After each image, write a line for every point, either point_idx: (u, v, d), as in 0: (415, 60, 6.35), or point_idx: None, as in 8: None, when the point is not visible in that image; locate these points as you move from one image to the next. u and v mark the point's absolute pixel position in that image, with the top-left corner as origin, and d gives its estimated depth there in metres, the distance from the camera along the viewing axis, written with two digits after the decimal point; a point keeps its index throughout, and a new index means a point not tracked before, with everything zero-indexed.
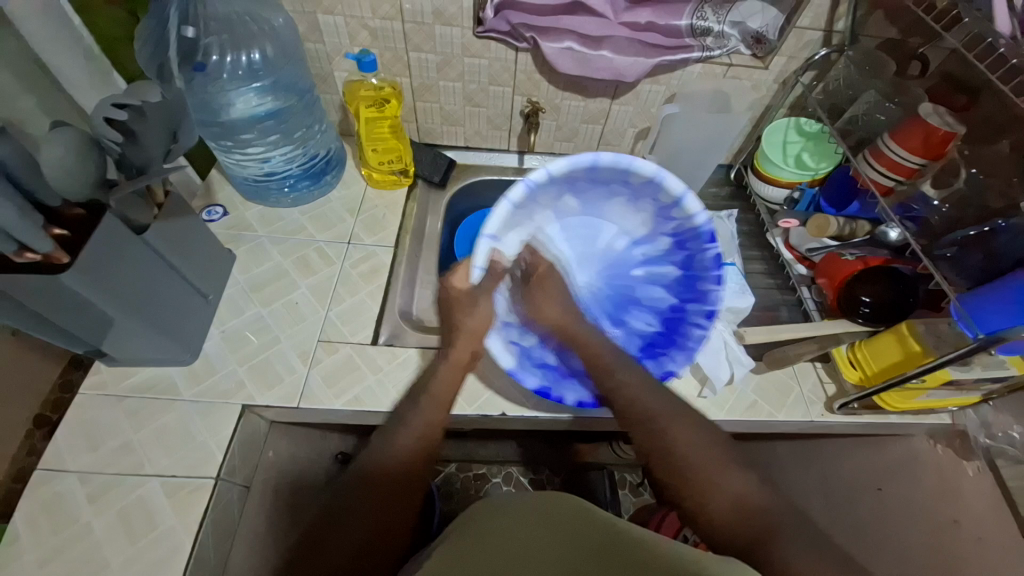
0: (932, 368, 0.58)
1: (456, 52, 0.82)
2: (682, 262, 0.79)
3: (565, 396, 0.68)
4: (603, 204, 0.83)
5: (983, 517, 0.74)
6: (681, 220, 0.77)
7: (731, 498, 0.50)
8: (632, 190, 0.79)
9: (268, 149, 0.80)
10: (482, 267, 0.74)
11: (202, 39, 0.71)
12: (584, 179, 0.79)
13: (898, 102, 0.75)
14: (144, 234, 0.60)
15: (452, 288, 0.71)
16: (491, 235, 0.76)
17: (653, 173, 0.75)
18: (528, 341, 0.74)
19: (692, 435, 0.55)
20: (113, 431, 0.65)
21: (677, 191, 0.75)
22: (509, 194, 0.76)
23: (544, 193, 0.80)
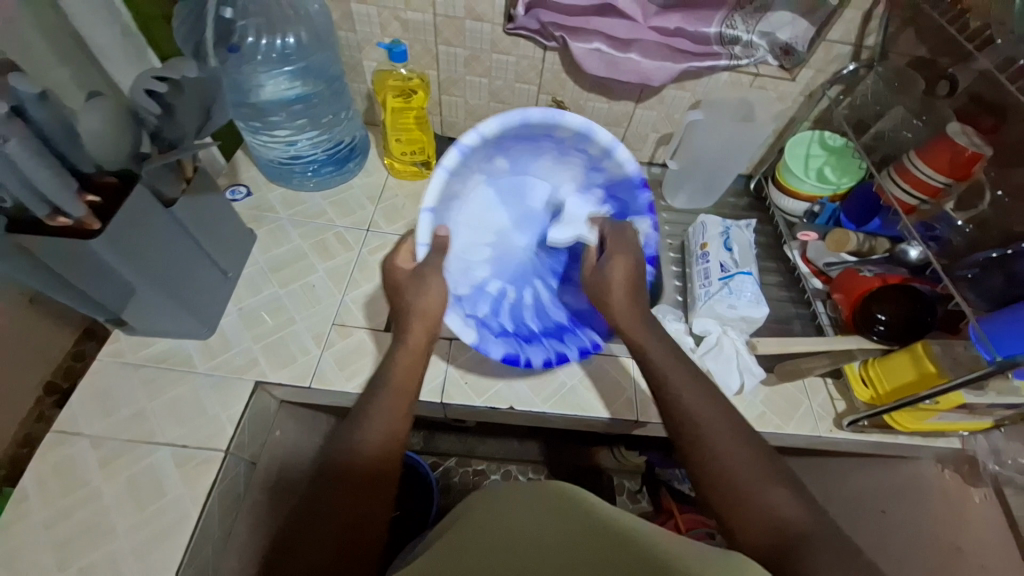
0: (944, 390, 0.58)
1: (484, 48, 0.83)
2: (613, 213, 0.77)
3: (533, 358, 0.67)
4: (527, 160, 0.77)
5: (990, 546, 0.72)
6: (611, 171, 0.74)
7: (766, 509, 0.46)
8: (559, 144, 0.73)
9: (294, 133, 0.81)
10: (428, 245, 0.67)
11: (238, 21, 0.73)
12: (513, 138, 0.71)
13: (926, 120, 0.76)
14: (173, 207, 0.62)
15: (395, 269, 0.66)
16: (431, 210, 0.67)
17: (583, 125, 0.69)
18: (481, 311, 0.72)
19: (726, 440, 0.51)
20: (128, 398, 0.66)
21: (606, 141, 0.70)
22: (443, 161, 0.67)
23: (474, 158, 0.71)
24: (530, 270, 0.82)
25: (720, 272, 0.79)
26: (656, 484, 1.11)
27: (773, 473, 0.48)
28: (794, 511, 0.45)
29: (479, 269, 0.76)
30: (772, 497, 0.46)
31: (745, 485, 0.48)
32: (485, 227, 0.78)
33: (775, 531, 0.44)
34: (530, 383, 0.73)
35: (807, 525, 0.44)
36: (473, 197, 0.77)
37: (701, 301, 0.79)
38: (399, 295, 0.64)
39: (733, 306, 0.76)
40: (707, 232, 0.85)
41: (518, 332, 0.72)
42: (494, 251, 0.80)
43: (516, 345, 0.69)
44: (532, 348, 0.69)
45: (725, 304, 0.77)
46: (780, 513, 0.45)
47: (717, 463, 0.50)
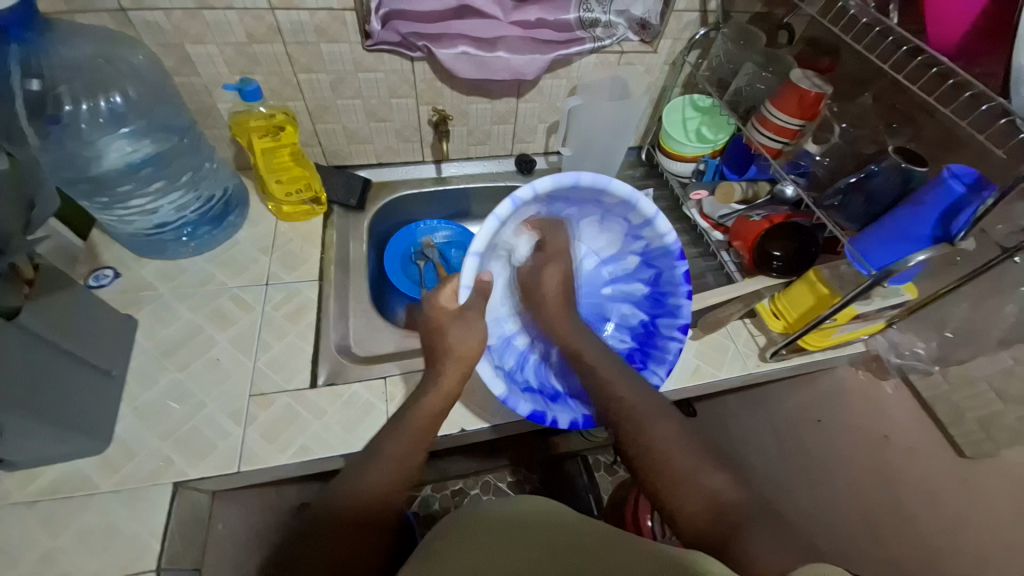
0: (841, 307, 0.64)
1: (348, 69, 0.78)
2: (649, 280, 0.75)
3: (559, 418, 0.65)
4: (569, 224, 0.75)
5: (908, 426, 0.80)
6: (650, 239, 0.70)
7: (707, 495, 0.52)
8: (604, 207, 0.69)
9: (154, 199, 0.73)
10: (471, 288, 0.64)
11: (51, 89, 0.62)
12: (562, 196, 0.66)
13: (773, 71, 0.81)
14: (18, 318, 0.52)
15: (439, 308, 0.67)
16: (477, 254, 0.62)
17: (629, 194, 0.65)
18: (507, 364, 0.70)
19: (668, 431, 0.58)
20: (23, 545, 0.56)
21: (650, 210, 0.66)
22: (495, 208, 0.61)
23: (530, 218, 0.71)
24: (564, 328, 0.79)
25: None
26: None
27: (700, 455, 0.56)
28: (721, 485, 0.53)
29: (510, 323, 0.76)
30: (706, 479, 0.53)
31: (681, 467, 0.54)
32: (518, 283, 0.78)
33: (709, 506, 0.51)
34: (476, 400, 0.71)
35: (732, 495, 0.52)
36: (524, 248, 0.77)
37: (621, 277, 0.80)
38: (443, 334, 0.66)
39: None
40: None
41: (543, 390, 0.69)
42: (525, 309, 0.78)
43: (542, 403, 0.66)
44: (557, 407, 0.66)
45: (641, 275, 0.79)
46: (708, 487, 0.53)
47: (661, 452, 0.56)
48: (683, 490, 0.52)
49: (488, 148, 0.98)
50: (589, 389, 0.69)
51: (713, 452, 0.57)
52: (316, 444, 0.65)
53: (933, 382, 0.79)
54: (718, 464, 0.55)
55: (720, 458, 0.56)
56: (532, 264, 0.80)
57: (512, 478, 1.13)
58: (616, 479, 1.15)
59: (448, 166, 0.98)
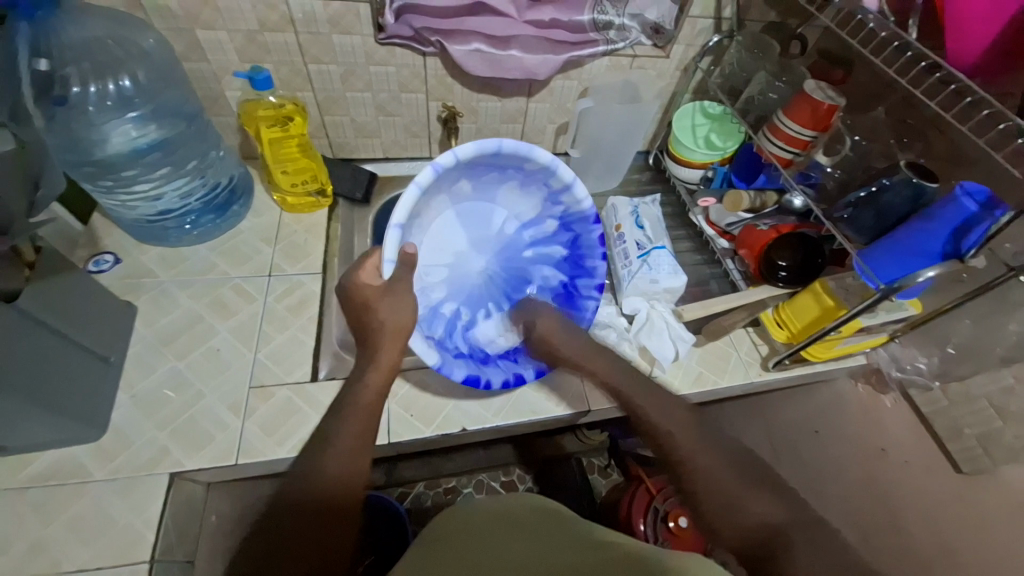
0: (847, 320, 0.63)
1: (360, 61, 0.78)
2: (569, 242, 0.77)
3: (491, 380, 0.68)
4: (490, 189, 0.75)
5: (905, 441, 0.82)
6: (568, 204, 0.73)
7: (756, 517, 0.48)
8: (525, 174, 0.71)
9: (158, 185, 0.72)
10: (396, 262, 0.62)
11: (59, 70, 0.61)
12: (483, 163, 0.68)
13: (786, 81, 0.83)
14: (17, 301, 0.51)
15: (362, 288, 0.60)
16: (400, 225, 0.62)
17: (550, 161, 0.68)
18: (437, 333, 0.70)
19: (712, 453, 0.53)
20: (13, 532, 0.55)
21: (568, 176, 0.70)
22: (415, 178, 0.63)
23: (447, 176, 0.68)
24: (484, 295, 0.78)
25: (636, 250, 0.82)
26: (621, 455, 1.12)
27: (748, 479, 0.51)
28: (771, 507, 0.49)
29: (436, 289, 0.74)
30: (754, 503, 0.49)
31: (729, 492, 0.50)
32: (443, 248, 0.74)
33: (759, 534, 0.47)
34: (478, 399, 0.71)
35: (782, 516, 0.48)
36: (437, 220, 0.74)
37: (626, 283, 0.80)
38: (371, 311, 0.60)
39: (655, 280, 0.79)
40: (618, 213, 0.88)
41: (473, 354, 0.71)
42: (449, 274, 0.76)
43: (474, 367, 0.69)
44: (489, 369, 0.69)
45: (648, 280, 0.79)
46: (759, 517, 0.48)
47: (706, 480, 0.51)
48: (731, 515, 0.48)
49: None
50: (525, 345, 0.73)
51: (756, 472, 0.52)
52: None
53: (933, 398, 0.80)
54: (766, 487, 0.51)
55: (762, 476, 0.52)
56: (450, 228, 0.75)
57: (505, 478, 1.12)
58: (609, 482, 1.15)
59: None
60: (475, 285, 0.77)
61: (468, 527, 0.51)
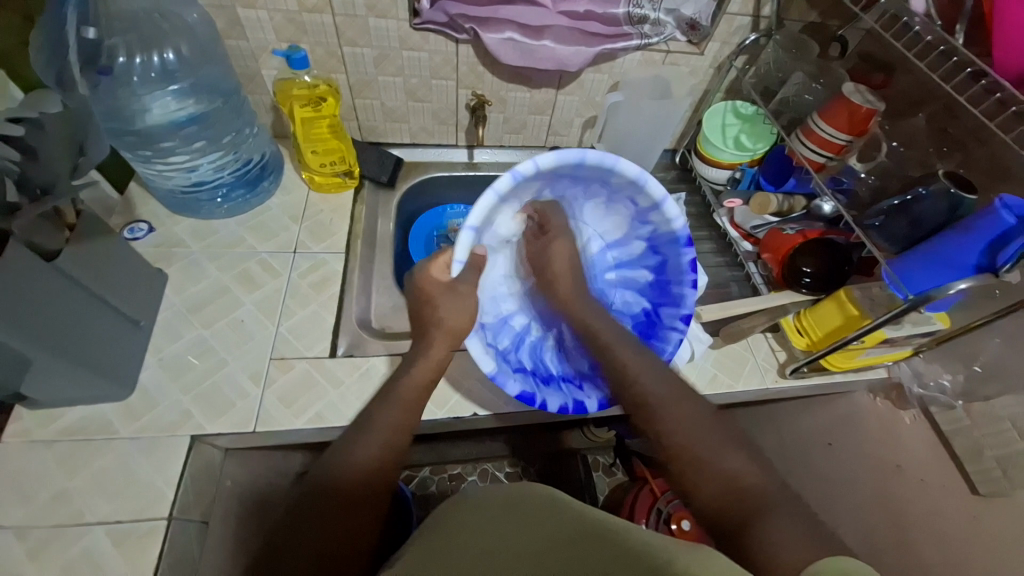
0: (869, 330, 0.62)
1: (393, 45, 0.78)
2: (654, 267, 0.75)
3: (547, 401, 0.65)
4: (579, 205, 0.76)
5: (925, 461, 0.79)
6: (657, 223, 0.71)
7: (725, 476, 0.50)
8: (609, 189, 0.70)
9: (193, 158, 0.74)
10: (463, 262, 0.64)
11: (106, 40, 0.64)
12: (568, 176, 0.68)
13: (824, 83, 0.80)
14: (57, 260, 0.54)
15: (429, 282, 0.66)
16: (475, 227, 0.62)
17: (639, 175, 0.66)
18: (501, 344, 0.70)
19: (688, 409, 0.56)
20: (44, 480, 0.58)
21: (659, 193, 0.67)
22: (494, 182, 0.61)
23: (528, 185, 0.67)
24: (558, 312, 0.79)
25: None
26: (627, 455, 1.11)
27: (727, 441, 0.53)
28: (742, 466, 0.51)
29: (506, 303, 0.76)
30: (727, 461, 0.51)
31: (706, 455, 0.52)
32: (517, 262, 0.79)
33: (728, 493, 0.49)
34: (490, 386, 0.71)
35: (755, 477, 0.50)
36: (517, 238, 0.77)
37: None
38: (431, 305, 0.65)
39: None
40: None
41: (535, 372, 0.70)
42: (521, 286, 0.79)
43: (533, 385, 0.67)
44: (549, 390, 0.67)
45: None
46: (732, 476, 0.50)
47: (681, 433, 0.54)
48: (716, 476, 0.50)
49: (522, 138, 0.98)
50: (591, 374, 0.69)
51: (738, 437, 0.54)
52: (330, 413, 0.65)
53: (955, 416, 0.78)
54: (743, 449, 0.52)
55: (742, 438, 0.54)
56: (526, 243, 0.79)
57: (510, 469, 1.12)
58: (613, 481, 1.13)
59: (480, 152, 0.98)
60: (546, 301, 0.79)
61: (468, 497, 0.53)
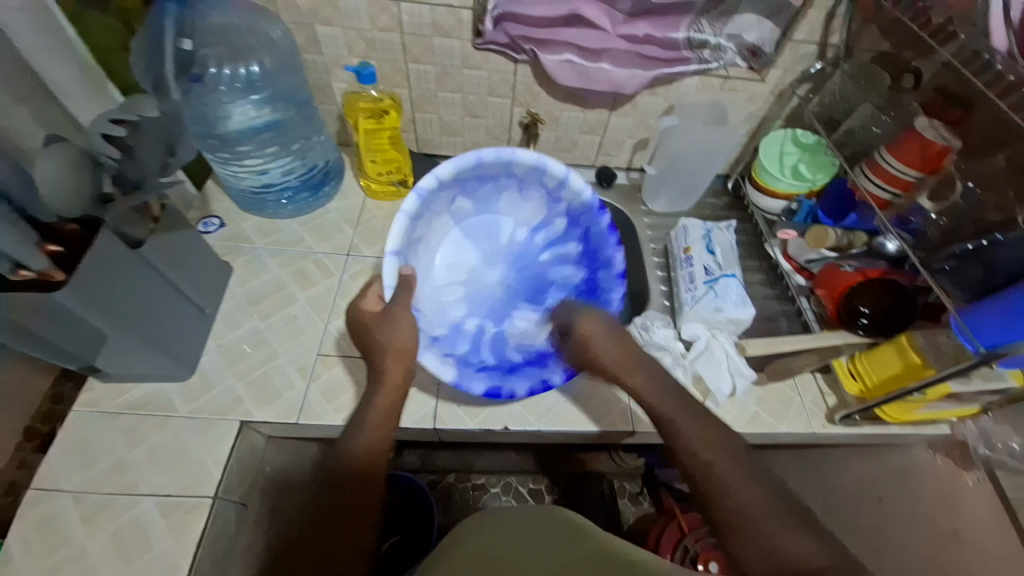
0: (932, 382, 0.60)
1: (455, 64, 0.82)
2: (579, 239, 0.79)
3: (515, 389, 0.66)
4: (492, 200, 0.79)
5: (987, 529, 0.76)
6: (569, 200, 0.76)
7: (796, 561, 0.45)
8: (517, 180, 0.76)
9: (265, 161, 0.80)
10: (393, 287, 0.64)
11: (199, 51, 0.70)
12: (472, 179, 0.74)
13: (894, 117, 0.77)
14: (141, 249, 0.59)
15: (361, 312, 0.64)
16: (396, 252, 0.65)
17: (536, 159, 0.72)
18: (461, 351, 0.71)
19: (749, 485, 0.50)
20: (108, 449, 0.63)
21: (560, 171, 0.73)
22: (403, 206, 0.67)
23: (436, 199, 0.73)
24: (502, 304, 0.80)
25: (704, 275, 0.80)
26: (656, 486, 1.07)
27: (791, 518, 0.48)
28: (814, 550, 0.45)
29: (453, 308, 0.76)
30: (792, 543, 0.46)
31: (768, 530, 0.47)
32: (458, 267, 0.79)
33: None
34: (524, 402, 0.72)
35: (824, 561, 0.44)
36: (444, 240, 0.79)
37: (688, 306, 0.79)
38: (371, 333, 0.62)
39: (719, 308, 0.76)
40: (689, 235, 0.85)
41: (499, 365, 0.70)
42: (465, 289, 0.79)
43: (497, 378, 0.67)
44: (514, 379, 0.68)
45: (712, 308, 0.77)
46: (800, 561, 0.45)
47: (744, 514, 0.48)
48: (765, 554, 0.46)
49: (572, 156, 0.99)
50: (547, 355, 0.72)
51: (801, 511, 0.49)
52: None
53: None
54: (804, 524, 0.47)
55: (806, 518, 0.48)
56: (462, 249, 0.80)
57: (534, 485, 1.10)
58: (639, 511, 1.10)
59: None
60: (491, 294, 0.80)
61: (500, 523, 0.52)
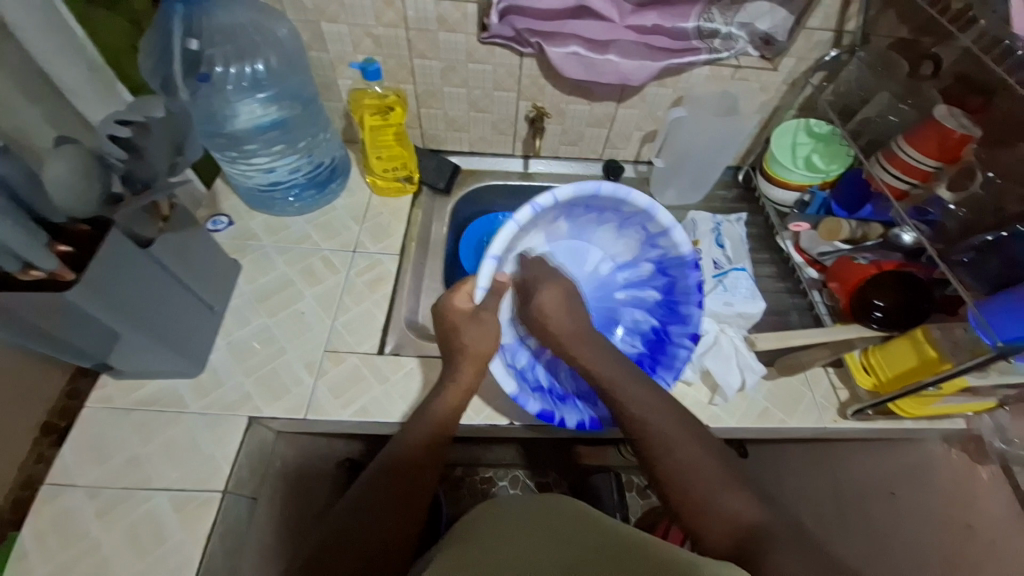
0: (950, 375, 0.58)
1: (460, 58, 0.81)
2: (663, 287, 0.78)
3: (567, 418, 0.65)
4: (590, 230, 0.78)
5: (999, 520, 0.70)
6: (665, 248, 0.74)
7: (732, 514, 0.51)
8: (622, 218, 0.74)
9: (272, 159, 0.80)
10: (487, 289, 0.66)
11: (206, 50, 0.71)
12: (580, 206, 0.72)
13: (911, 104, 0.76)
14: (150, 247, 0.60)
15: (450, 311, 0.67)
16: (496, 256, 0.66)
17: (648, 204, 0.70)
18: (520, 363, 0.72)
19: (698, 452, 0.56)
20: (121, 444, 0.65)
21: (667, 221, 0.71)
22: (516, 215, 0.66)
23: (545, 215, 0.71)
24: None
25: (712, 269, 0.80)
26: None
27: (728, 477, 0.54)
28: (750, 507, 0.51)
29: (523, 324, 0.76)
30: (734, 503, 0.52)
31: (708, 488, 0.53)
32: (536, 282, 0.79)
33: (735, 533, 0.50)
34: None
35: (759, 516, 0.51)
36: (533, 255, 0.77)
37: None
38: (456, 333, 0.65)
39: (728, 303, 0.76)
40: (698, 229, 0.85)
41: (552, 390, 0.70)
42: None
43: (551, 403, 0.67)
44: (566, 407, 0.67)
45: (721, 302, 0.76)
46: (737, 513, 0.51)
47: (686, 477, 0.54)
48: (714, 516, 0.51)
49: (578, 149, 0.98)
50: None
51: (740, 474, 0.55)
52: (376, 407, 0.68)
53: None
54: (749, 491, 0.53)
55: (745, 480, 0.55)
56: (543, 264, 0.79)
57: (540, 479, 1.11)
58: (647, 504, 1.11)
59: (536, 162, 0.99)
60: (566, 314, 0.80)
61: (492, 513, 0.53)
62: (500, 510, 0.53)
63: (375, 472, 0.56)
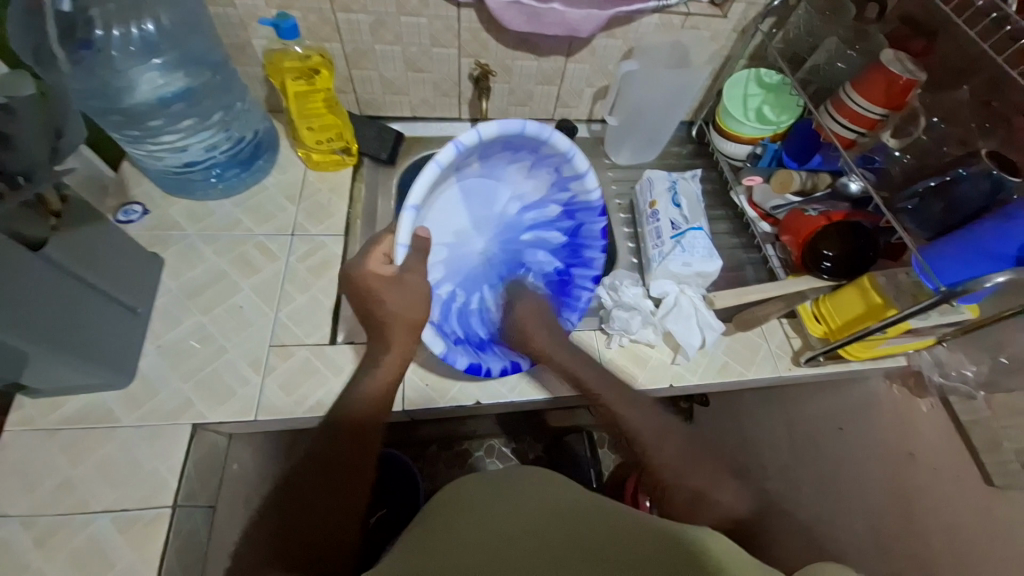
0: (894, 321, 0.59)
1: (390, 11, 0.73)
2: (568, 230, 0.79)
3: (492, 367, 0.67)
4: (503, 166, 0.74)
5: (936, 447, 0.76)
6: (576, 192, 0.75)
7: (705, 504, 0.54)
8: (540, 158, 0.72)
9: (184, 137, 0.71)
10: (408, 246, 0.60)
11: (82, 9, 0.60)
12: (501, 143, 0.68)
13: (859, 50, 0.76)
14: (43, 249, 0.52)
15: (368, 276, 0.60)
16: (415, 207, 0.60)
17: (569, 146, 0.69)
18: (438, 320, 0.69)
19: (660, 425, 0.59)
20: (50, 469, 0.58)
21: (583, 166, 0.71)
22: (437, 156, 0.62)
23: (465, 153, 0.66)
24: (479, 274, 0.79)
25: (670, 230, 0.78)
26: None
27: (712, 470, 0.57)
28: (729, 502, 0.55)
29: (435, 271, 0.73)
30: (713, 494, 0.55)
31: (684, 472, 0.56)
32: (444, 227, 0.74)
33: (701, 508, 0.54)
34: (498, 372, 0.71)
35: (738, 510, 0.55)
36: (443, 195, 0.73)
37: (656, 262, 0.77)
38: (377, 301, 0.60)
39: (687, 263, 0.75)
40: (654, 189, 0.83)
41: (470, 339, 0.70)
42: (448, 254, 0.76)
43: (474, 354, 0.68)
44: (488, 356, 0.69)
45: (679, 263, 0.75)
46: (713, 501, 0.55)
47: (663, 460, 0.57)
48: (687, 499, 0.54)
49: (529, 110, 0.92)
50: None
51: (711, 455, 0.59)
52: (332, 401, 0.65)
53: (974, 407, 0.75)
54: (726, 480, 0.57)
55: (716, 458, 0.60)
56: (451, 206, 0.75)
57: (516, 444, 1.11)
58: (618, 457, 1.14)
59: None
60: (471, 264, 0.78)
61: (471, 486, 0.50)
62: (481, 479, 0.50)
63: (330, 444, 0.54)
